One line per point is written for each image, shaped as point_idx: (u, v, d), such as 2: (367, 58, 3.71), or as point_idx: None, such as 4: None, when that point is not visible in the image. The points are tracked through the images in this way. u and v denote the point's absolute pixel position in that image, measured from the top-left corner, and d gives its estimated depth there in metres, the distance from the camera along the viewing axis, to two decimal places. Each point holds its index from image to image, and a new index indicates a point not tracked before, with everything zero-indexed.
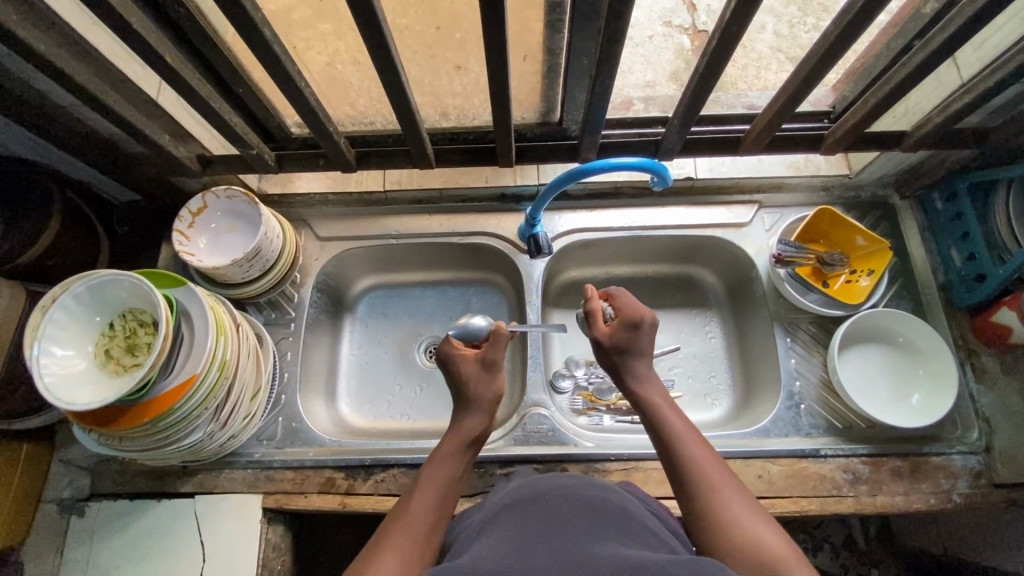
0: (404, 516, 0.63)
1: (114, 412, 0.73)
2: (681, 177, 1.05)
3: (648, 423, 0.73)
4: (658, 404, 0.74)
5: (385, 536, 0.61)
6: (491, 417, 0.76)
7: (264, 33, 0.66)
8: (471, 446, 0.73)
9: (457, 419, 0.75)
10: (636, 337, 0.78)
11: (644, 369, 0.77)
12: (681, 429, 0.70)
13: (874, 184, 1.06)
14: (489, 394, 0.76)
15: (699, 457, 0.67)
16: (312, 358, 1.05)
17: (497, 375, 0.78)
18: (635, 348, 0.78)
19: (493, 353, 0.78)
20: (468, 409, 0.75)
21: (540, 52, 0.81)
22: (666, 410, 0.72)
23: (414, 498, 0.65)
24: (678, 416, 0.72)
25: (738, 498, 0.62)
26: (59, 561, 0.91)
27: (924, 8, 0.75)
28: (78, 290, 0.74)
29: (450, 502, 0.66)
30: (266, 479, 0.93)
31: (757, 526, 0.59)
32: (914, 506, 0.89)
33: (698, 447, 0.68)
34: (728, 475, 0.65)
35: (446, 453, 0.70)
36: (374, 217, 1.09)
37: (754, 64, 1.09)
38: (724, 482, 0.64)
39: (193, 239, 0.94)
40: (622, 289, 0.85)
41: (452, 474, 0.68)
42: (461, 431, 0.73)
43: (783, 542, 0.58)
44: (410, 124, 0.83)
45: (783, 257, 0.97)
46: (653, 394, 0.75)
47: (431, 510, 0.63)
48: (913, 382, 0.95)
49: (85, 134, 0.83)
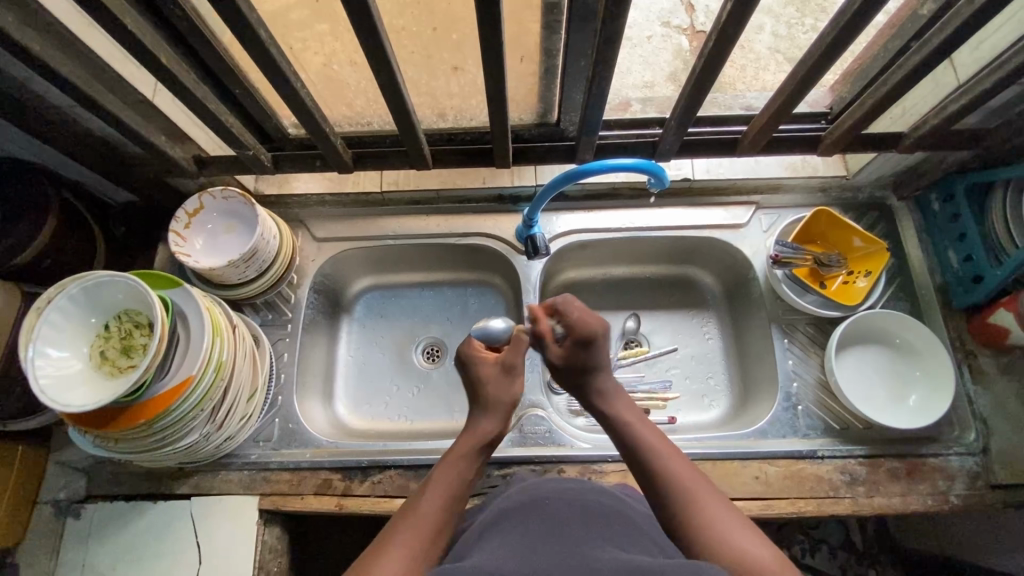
0: (411, 517, 0.62)
1: (112, 414, 0.73)
2: (679, 178, 1.05)
3: (620, 441, 0.71)
4: (628, 420, 0.72)
5: (391, 536, 0.60)
6: (506, 422, 0.74)
7: (260, 34, 0.65)
8: (484, 450, 0.71)
9: (472, 421, 0.74)
10: (592, 353, 0.76)
11: (608, 385, 0.76)
12: (654, 443, 0.68)
13: (872, 185, 1.06)
14: (506, 398, 0.75)
15: (674, 468, 0.65)
16: (309, 360, 1.04)
17: (517, 380, 0.77)
18: (595, 365, 0.76)
19: (513, 356, 0.77)
20: (484, 413, 0.74)
21: (537, 53, 0.81)
22: (636, 427, 0.71)
23: (423, 498, 0.64)
24: (649, 430, 0.71)
25: (720, 508, 0.61)
26: (54, 563, 0.91)
27: (922, 9, 0.75)
28: (72, 291, 0.73)
29: (459, 505, 0.65)
30: (262, 480, 0.93)
31: (740, 536, 0.57)
32: (911, 507, 0.89)
33: (673, 459, 0.66)
34: (706, 483, 0.63)
35: (459, 456, 0.69)
36: (371, 218, 1.09)
37: (752, 65, 1.09)
38: (704, 492, 0.62)
39: (190, 240, 0.94)
40: (566, 297, 0.79)
41: (463, 477, 0.67)
42: (474, 433, 0.72)
43: (767, 551, 0.56)
44: (407, 125, 0.83)
45: (780, 258, 0.97)
46: (621, 410, 0.74)
47: (439, 512, 0.63)
48: (910, 383, 0.95)
49: (81, 135, 0.83)
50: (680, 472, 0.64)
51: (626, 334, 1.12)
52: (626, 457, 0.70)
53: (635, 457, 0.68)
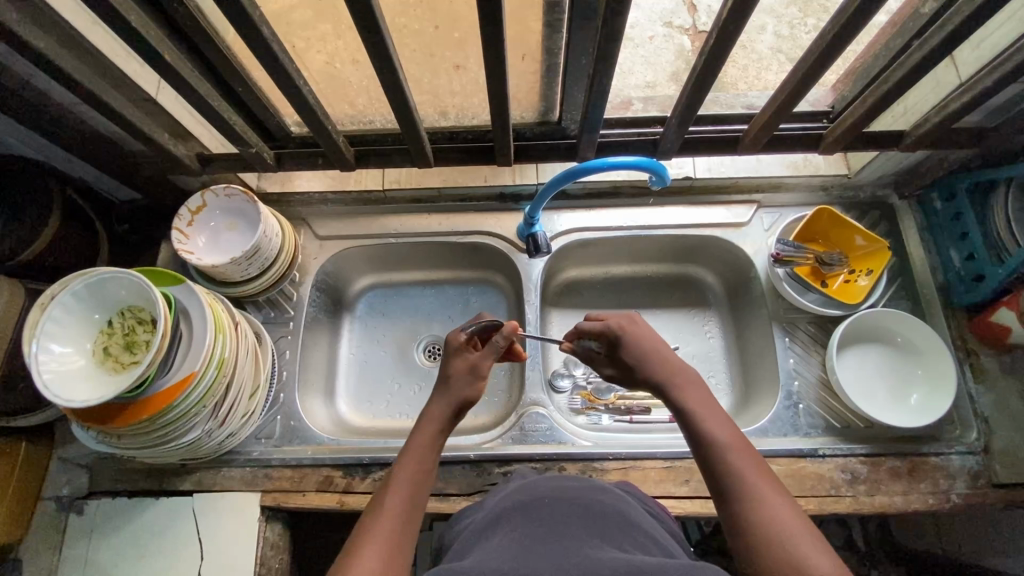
0: (387, 511, 0.63)
1: (113, 410, 0.73)
2: (680, 176, 1.05)
3: (691, 434, 0.69)
4: (698, 411, 0.70)
5: (366, 530, 0.61)
6: (457, 413, 0.74)
7: (262, 31, 0.66)
8: (440, 437, 0.72)
9: (425, 410, 0.74)
10: (625, 346, 0.78)
11: (660, 366, 0.76)
12: (723, 438, 0.67)
13: (873, 184, 1.06)
14: (459, 390, 0.74)
15: (742, 466, 0.64)
16: (311, 357, 1.05)
17: (479, 380, 0.77)
18: (638, 355, 0.77)
19: (482, 361, 0.77)
20: (435, 400, 0.74)
21: (538, 51, 0.81)
22: (699, 410, 0.70)
23: (389, 491, 0.65)
24: (719, 422, 0.69)
25: (786, 510, 0.60)
26: (56, 560, 0.91)
27: (923, 8, 0.75)
28: (76, 288, 0.74)
29: (422, 495, 0.66)
30: (264, 477, 0.93)
31: (801, 538, 0.57)
32: (913, 506, 0.88)
33: (741, 455, 0.65)
34: (766, 475, 0.63)
35: (417, 446, 0.70)
36: (373, 216, 1.09)
37: (754, 65, 1.10)
38: (769, 491, 0.61)
39: (192, 238, 0.94)
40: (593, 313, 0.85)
41: (423, 467, 0.68)
42: (429, 421, 0.72)
43: (824, 552, 0.56)
44: (408, 123, 0.83)
45: (781, 257, 0.97)
46: (692, 401, 0.72)
47: (405, 504, 0.64)
48: (912, 382, 0.95)
49: (85, 132, 0.83)
50: (747, 471, 0.63)
51: None
52: (691, 440, 0.69)
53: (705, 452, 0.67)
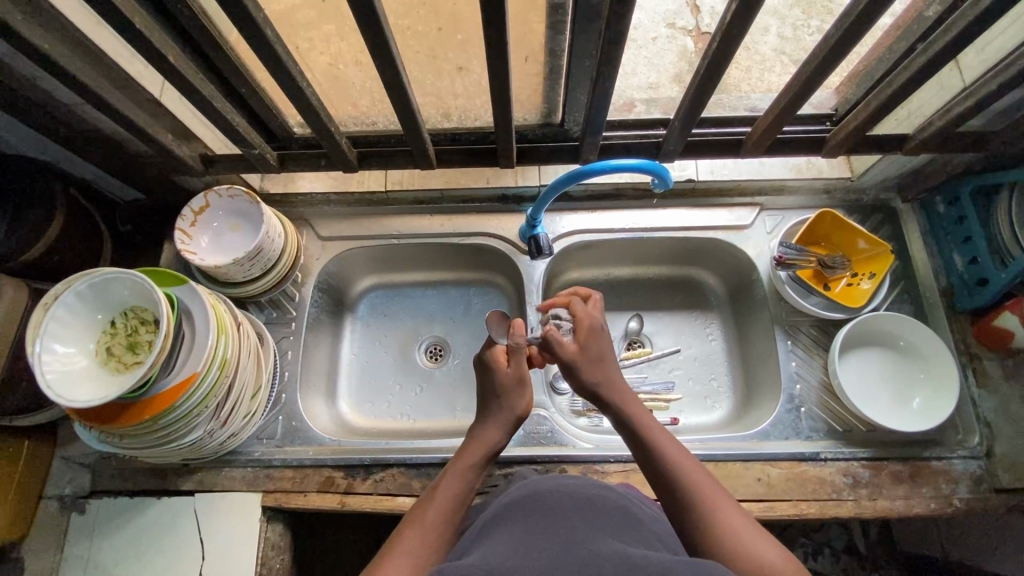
0: (417, 522, 0.63)
1: (115, 411, 0.73)
2: (683, 179, 1.05)
3: (633, 442, 0.71)
4: (640, 420, 0.72)
5: (396, 542, 0.61)
6: (510, 435, 0.75)
7: (268, 33, 0.66)
8: (488, 462, 0.72)
9: (478, 430, 0.75)
10: (599, 345, 0.78)
11: (615, 375, 0.77)
12: (664, 443, 0.69)
13: (876, 187, 1.06)
14: (512, 410, 0.75)
15: (689, 472, 0.65)
16: (313, 358, 1.05)
17: (526, 391, 0.77)
18: (603, 358, 0.78)
19: (516, 368, 0.78)
20: (489, 420, 0.75)
21: (541, 53, 0.81)
22: (642, 421, 0.72)
23: (430, 505, 0.65)
24: (660, 430, 0.71)
25: (732, 509, 0.62)
26: (58, 558, 0.92)
27: (928, 10, 0.74)
28: (80, 288, 0.74)
29: (461, 515, 0.66)
30: (266, 478, 0.93)
31: (760, 541, 0.58)
32: (914, 510, 0.88)
33: (683, 459, 0.67)
34: (712, 481, 0.65)
35: (465, 462, 0.70)
36: (375, 217, 1.09)
37: (758, 66, 1.09)
38: (715, 493, 0.63)
39: (195, 238, 0.94)
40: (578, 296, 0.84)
41: (466, 487, 0.68)
42: (480, 443, 0.73)
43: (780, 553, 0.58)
44: (411, 124, 0.83)
45: (785, 260, 0.97)
46: (635, 410, 0.73)
47: (442, 519, 0.64)
48: (914, 387, 0.95)
49: (89, 133, 0.83)
50: (691, 473, 0.65)
51: (628, 334, 1.12)
52: (636, 452, 0.71)
53: (648, 459, 0.69)
